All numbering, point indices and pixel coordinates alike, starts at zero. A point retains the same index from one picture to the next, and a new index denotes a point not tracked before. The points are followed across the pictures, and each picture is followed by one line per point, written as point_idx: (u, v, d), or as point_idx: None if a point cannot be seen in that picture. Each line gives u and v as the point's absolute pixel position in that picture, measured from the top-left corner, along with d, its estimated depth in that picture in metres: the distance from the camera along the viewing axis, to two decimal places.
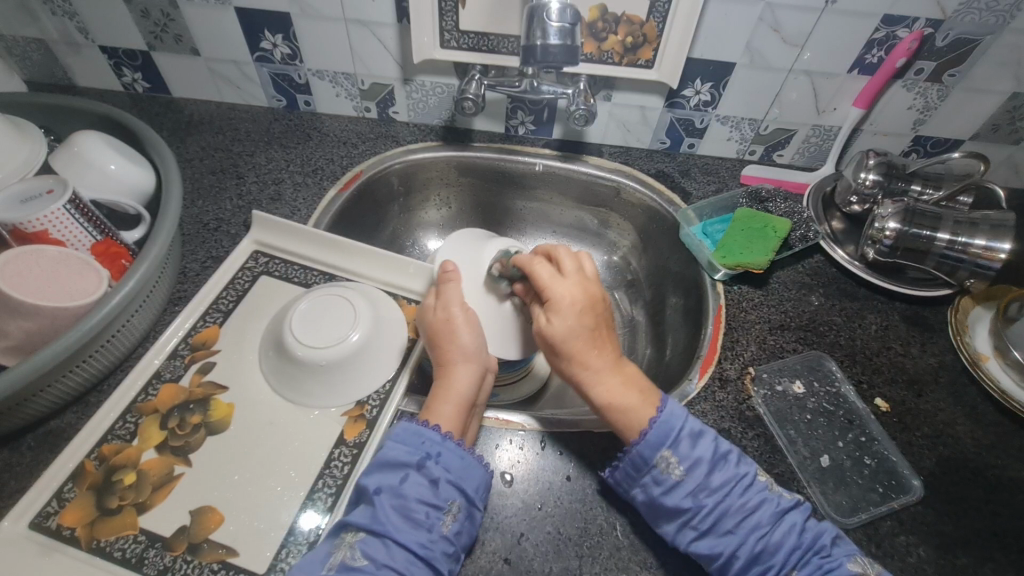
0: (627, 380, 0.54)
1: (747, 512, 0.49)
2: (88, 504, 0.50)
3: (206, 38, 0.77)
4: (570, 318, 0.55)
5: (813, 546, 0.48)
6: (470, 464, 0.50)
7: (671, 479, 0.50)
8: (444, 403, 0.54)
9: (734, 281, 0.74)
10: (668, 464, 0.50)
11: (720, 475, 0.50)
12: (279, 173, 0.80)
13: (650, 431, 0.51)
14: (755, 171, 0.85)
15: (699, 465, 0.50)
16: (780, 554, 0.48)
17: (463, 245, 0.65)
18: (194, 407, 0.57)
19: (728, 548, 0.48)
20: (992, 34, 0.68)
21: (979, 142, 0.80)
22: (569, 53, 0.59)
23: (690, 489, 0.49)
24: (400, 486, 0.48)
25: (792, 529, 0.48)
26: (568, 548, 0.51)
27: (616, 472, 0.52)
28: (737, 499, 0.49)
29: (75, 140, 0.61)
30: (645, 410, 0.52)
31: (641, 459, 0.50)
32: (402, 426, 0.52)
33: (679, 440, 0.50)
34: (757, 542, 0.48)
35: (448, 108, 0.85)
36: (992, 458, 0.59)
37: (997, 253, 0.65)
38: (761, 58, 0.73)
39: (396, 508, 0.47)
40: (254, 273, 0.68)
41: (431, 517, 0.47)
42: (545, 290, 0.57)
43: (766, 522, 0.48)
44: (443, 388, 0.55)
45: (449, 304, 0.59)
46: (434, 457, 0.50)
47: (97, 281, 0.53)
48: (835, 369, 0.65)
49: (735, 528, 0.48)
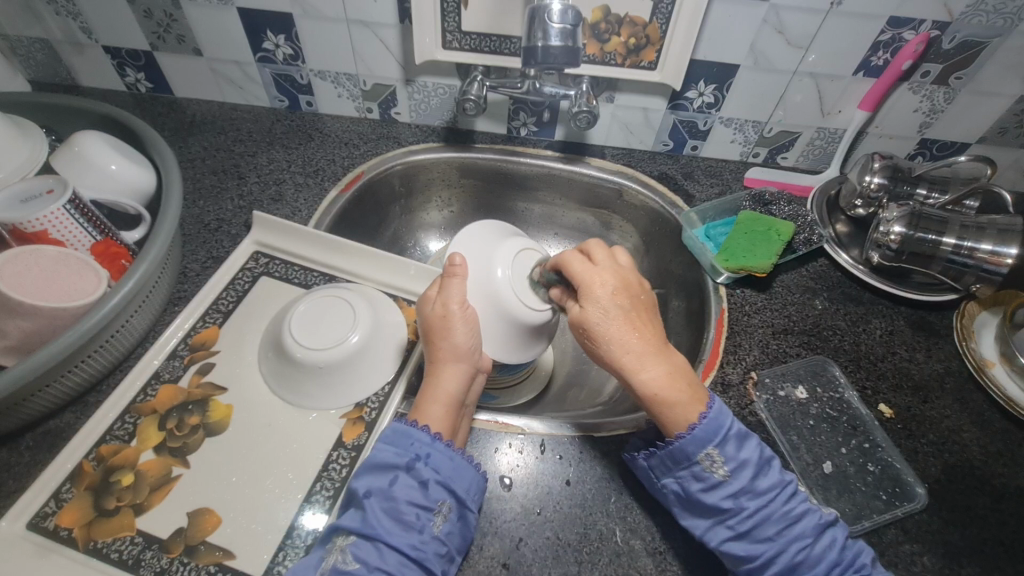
0: (673, 369, 0.51)
1: (790, 520, 0.48)
2: (85, 505, 0.50)
3: (209, 39, 0.77)
4: (604, 302, 0.52)
5: (853, 563, 0.47)
6: (460, 465, 0.50)
7: (713, 477, 0.49)
8: (432, 404, 0.53)
9: (737, 285, 0.73)
10: (712, 463, 0.49)
11: (765, 480, 0.49)
12: (281, 173, 0.80)
13: (698, 427, 0.49)
14: (759, 173, 0.85)
15: (745, 467, 0.48)
16: (819, 566, 0.47)
17: (478, 239, 0.64)
18: (193, 408, 0.57)
19: (765, 553, 0.47)
20: (999, 37, 0.67)
21: (986, 145, 0.80)
22: (570, 54, 0.59)
23: (733, 489, 0.48)
24: (390, 488, 0.48)
25: (832, 544, 0.47)
26: (568, 554, 0.51)
27: (654, 460, 0.51)
28: (781, 506, 0.48)
29: (75, 140, 0.61)
30: (691, 409, 0.49)
31: (683, 453, 0.49)
32: (390, 428, 0.51)
33: (727, 440, 0.49)
34: (796, 552, 0.47)
35: (450, 108, 0.84)
36: (998, 466, 0.59)
37: (1003, 258, 0.64)
38: (766, 59, 0.72)
39: (386, 510, 0.47)
40: (254, 274, 0.68)
41: (421, 518, 0.47)
42: (578, 277, 0.54)
43: (809, 534, 0.48)
44: (433, 387, 0.54)
45: (448, 299, 0.57)
46: (424, 459, 0.49)
47: (96, 281, 0.53)
48: (838, 374, 0.65)
49: (775, 535, 0.48)
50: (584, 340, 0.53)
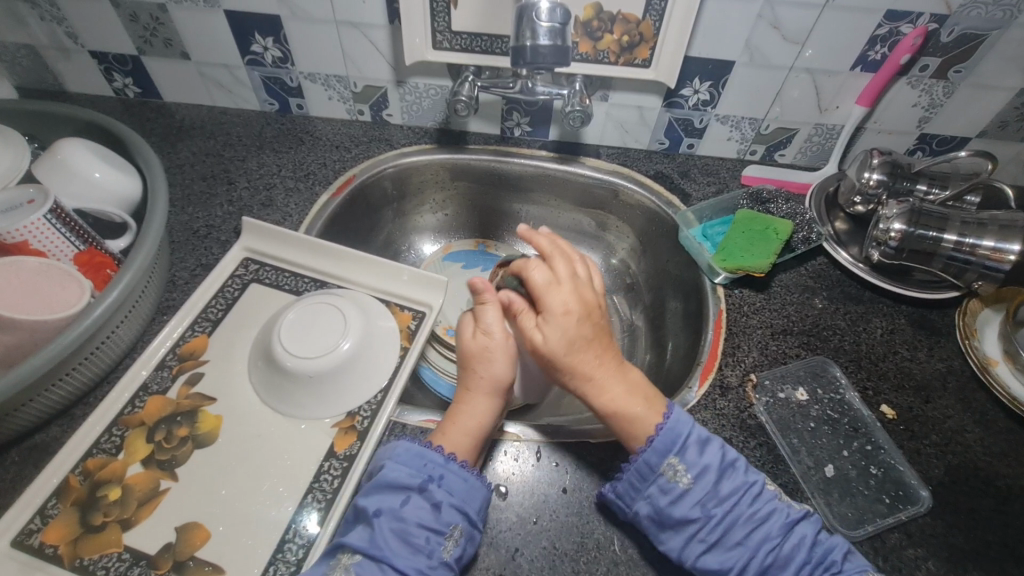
0: (631, 388, 0.54)
1: (756, 522, 0.49)
2: (72, 520, 0.49)
3: (196, 42, 0.76)
4: (564, 325, 0.54)
5: (824, 560, 0.48)
6: (473, 487, 0.49)
7: (678, 487, 0.50)
8: (460, 434, 0.53)
9: (735, 285, 0.72)
10: (675, 472, 0.50)
11: (728, 483, 0.50)
12: (271, 177, 0.79)
13: (658, 437, 0.51)
14: (756, 171, 0.83)
15: (707, 471, 0.50)
16: (789, 568, 0.48)
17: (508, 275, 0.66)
18: (182, 419, 0.56)
19: (738, 562, 0.48)
20: (998, 29, 0.66)
21: (986, 140, 0.78)
22: (559, 54, 0.58)
23: (697, 495, 0.49)
24: (401, 509, 0.48)
25: (801, 541, 0.48)
26: (564, 564, 0.50)
27: (619, 483, 0.51)
28: (747, 509, 0.49)
29: (56, 148, 0.60)
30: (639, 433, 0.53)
31: (649, 466, 0.50)
32: (404, 446, 0.51)
33: (686, 447, 0.51)
34: (765, 555, 0.48)
35: (442, 109, 0.83)
36: (1003, 467, 0.57)
37: (1005, 254, 0.63)
38: (761, 56, 0.71)
39: (396, 532, 0.47)
40: (244, 281, 0.67)
41: (431, 542, 0.47)
42: (541, 298, 0.56)
43: (777, 534, 0.48)
44: (461, 417, 0.55)
45: (490, 329, 0.59)
46: (437, 481, 0.49)
47: (79, 292, 0.52)
48: (838, 375, 0.64)
49: (743, 540, 0.49)
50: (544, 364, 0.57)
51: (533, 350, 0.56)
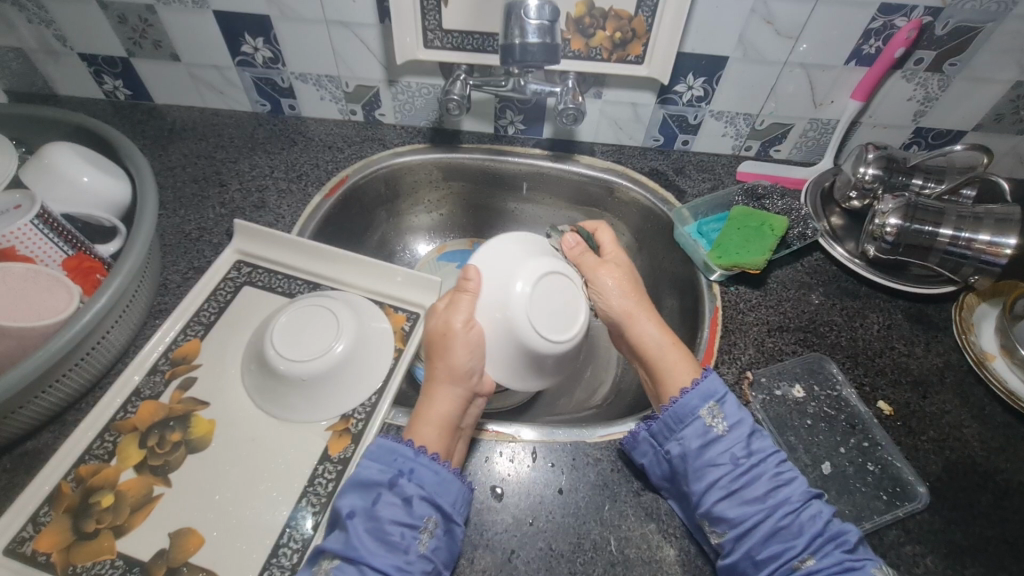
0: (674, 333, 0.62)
1: (778, 483, 0.49)
2: (64, 527, 0.48)
3: (186, 43, 0.75)
4: (629, 268, 0.67)
5: (837, 537, 0.47)
6: (445, 480, 0.49)
7: (713, 432, 0.52)
8: (425, 425, 0.53)
9: (731, 282, 0.72)
10: (714, 417, 0.52)
11: (759, 442, 0.51)
12: (264, 179, 0.78)
13: (702, 381, 0.54)
14: (751, 167, 0.83)
15: (741, 425, 0.52)
16: (802, 535, 0.47)
17: (501, 257, 0.60)
18: (175, 424, 0.55)
19: (753, 517, 0.48)
20: (993, 21, 0.65)
21: (982, 133, 0.78)
22: (550, 51, 0.57)
23: (729, 443, 0.51)
24: (374, 507, 0.47)
25: (817, 515, 0.47)
26: (561, 565, 0.49)
27: (656, 422, 0.53)
28: (772, 468, 0.50)
29: (44, 152, 0.59)
30: (685, 366, 0.57)
31: (688, 407, 0.53)
32: (376, 443, 0.51)
33: (726, 399, 0.53)
34: (780, 518, 0.47)
35: (435, 108, 0.83)
36: (1001, 462, 0.57)
37: (1002, 248, 0.62)
38: (755, 51, 0.70)
39: (371, 531, 0.46)
40: (236, 284, 0.66)
41: (407, 538, 0.46)
42: (610, 250, 0.68)
43: (795, 499, 0.48)
44: (428, 408, 0.54)
45: (453, 316, 0.57)
46: (408, 474, 0.49)
47: (67, 298, 0.52)
48: (835, 371, 0.63)
49: (763, 497, 0.49)
50: (609, 291, 0.64)
51: (598, 278, 0.65)
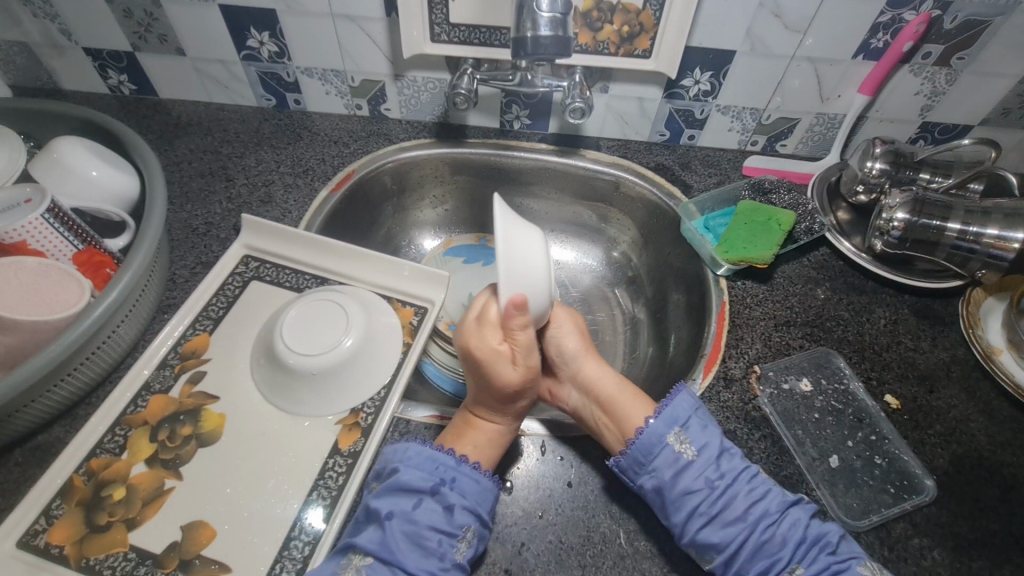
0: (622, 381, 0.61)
1: (754, 498, 0.49)
2: (77, 520, 0.48)
3: (192, 37, 0.75)
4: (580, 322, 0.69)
5: (819, 540, 0.47)
6: (485, 489, 0.50)
7: (683, 458, 0.51)
8: (500, 451, 0.53)
9: (737, 277, 0.72)
10: (681, 444, 0.52)
11: (729, 462, 0.51)
12: (270, 174, 0.78)
13: (664, 411, 0.54)
14: (758, 161, 0.83)
15: (709, 447, 0.51)
16: (786, 547, 0.47)
17: (525, 254, 0.51)
18: (185, 418, 0.55)
19: (735, 538, 0.48)
20: (1002, 15, 0.65)
21: (989, 128, 0.78)
22: (560, 45, 0.57)
23: (701, 468, 0.51)
24: (413, 512, 0.48)
25: (797, 522, 0.48)
26: (571, 558, 0.50)
27: (625, 461, 0.52)
28: (745, 486, 0.50)
29: (52, 145, 0.59)
30: (643, 403, 0.57)
31: (655, 437, 0.52)
32: (416, 450, 0.52)
33: (690, 423, 0.53)
34: (762, 532, 0.48)
35: (441, 103, 0.82)
36: (1007, 456, 0.57)
37: (1009, 243, 0.62)
38: (763, 45, 0.70)
39: (407, 534, 0.47)
40: (244, 278, 0.66)
41: (443, 544, 0.47)
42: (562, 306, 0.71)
43: (774, 511, 0.48)
44: (500, 436, 0.54)
45: (533, 355, 0.55)
46: (450, 483, 0.50)
47: (79, 292, 0.52)
48: (842, 366, 0.63)
49: (743, 514, 0.49)
50: (565, 334, 0.64)
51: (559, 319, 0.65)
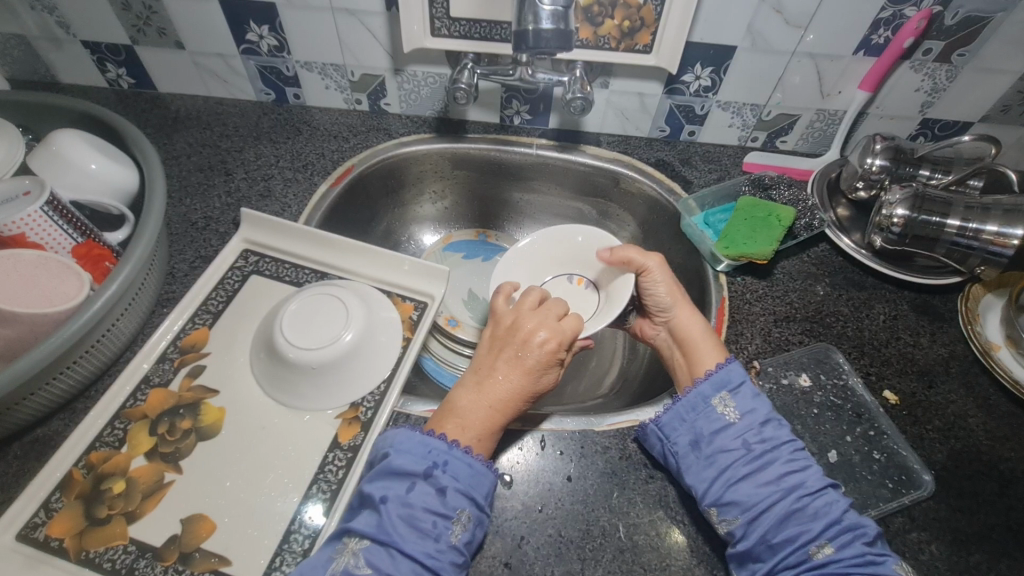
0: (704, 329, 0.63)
1: (792, 468, 0.50)
2: (76, 514, 0.48)
3: (190, 30, 0.75)
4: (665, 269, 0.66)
5: (856, 529, 0.47)
6: (479, 473, 0.49)
7: (725, 419, 0.53)
8: (489, 439, 0.52)
9: (737, 273, 0.72)
10: (725, 406, 0.53)
11: (773, 430, 0.52)
12: (269, 168, 0.78)
13: (715, 373, 0.55)
14: (758, 157, 0.83)
15: (754, 413, 0.53)
16: (818, 520, 0.47)
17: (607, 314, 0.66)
18: (184, 411, 0.55)
19: (763, 501, 0.48)
20: (1003, 12, 0.65)
21: (989, 124, 0.78)
22: (562, 38, 0.57)
23: (741, 430, 0.52)
24: (406, 495, 0.47)
25: (832, 503, 0.48)
26: (570, 551, 0.50)
27: (668, 412, 0.54)
28: (785, 454, 0.50)
29: (52, 139, 0.59)
30: (717, 350, 0.59)
31: (701, 396, 0.54)
32: (405, 434, 0.50)
33: (739, 390, 0.54)
34: (793, 500, 0.48)
35: (441, 98, 0.82)
36: (1005, 451, 0.58)
37: (1008, 239, 0.62)
38: (764, 40, 0.70)
39: (403, 518, 0.46)
40: (243, 273, 0.66)
41: (439, 526, 0.46)
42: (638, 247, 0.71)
43: (810, 484, 0.49)
44: (498, 420, 0.53)
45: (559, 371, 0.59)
46: (442, 466, 0.48)
47: (78, 285, 0.52)
48: (842, 361, 0.64)
49: (776, 481, 0.49)
50: (655, 284, 0.64)
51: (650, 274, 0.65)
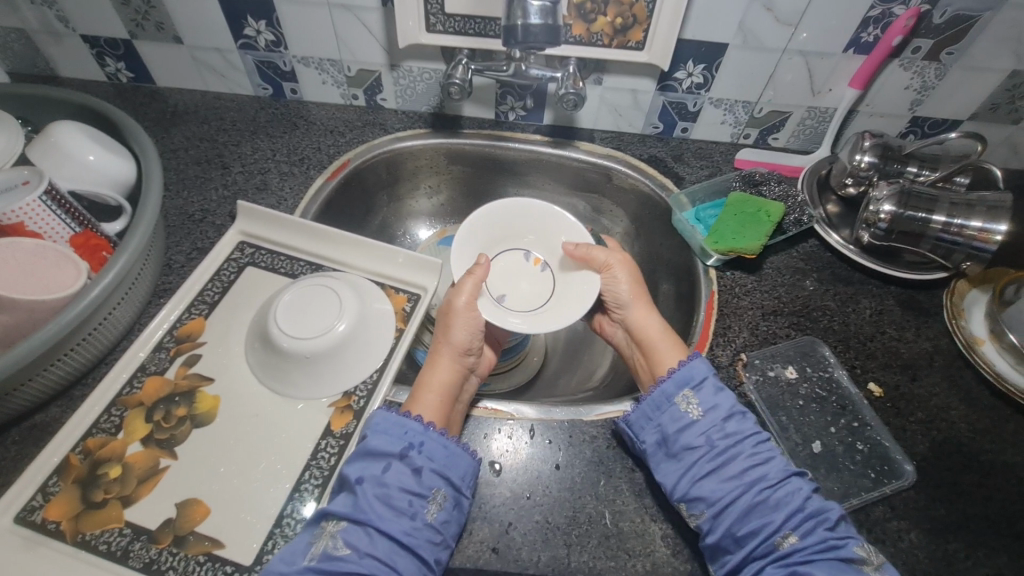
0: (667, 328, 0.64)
1: (756, 461, 0.50)
2: (72, 498, 0.49)
3: (188, 25, 0.75)
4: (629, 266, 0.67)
5: (818, 516, 0.48)
6: (454, 454, 0.50)
7: (688, 417, 0.53)
8: (427, 394, 0.55)
9: (726, 268, 0.73)
10: (687, 404, 0.54)
11: (735, 424, 0.53)
12: (265, 162, 0.79)
13: (676, 371, 0.55)
14: (749, 155, 0.84)
15: (718, 409, 0.53)
16: (781, 510, 0.48)
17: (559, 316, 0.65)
18: (179, 399, 0.56)
19: (727, 496, 0.49)
20: (990, 10, 0.66)
21: (977, 122, 0.79)
22: (551, 33, 0.58)
23: (705, 427, 0.52)
24: (382, 475, 0.48)
25: (795, 492, 0.49)
26: (556, 537, 0.51)
27: (635, 411, 0.55)
28: (748, 449, 0.51)
29: (50, 129, 0.60)
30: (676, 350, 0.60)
31: (664, 395, 0.54)
32: (381, 416, 0.51)
33: (702, 386, 0.54)
34: (756, 493, 0.49)
35: (436, 93, 0.83)
36: (985, 443, 0.59)
37: (992, 234, 0.64)
38: (755, 38, 0.71)
39: (378, 497, 0.47)
40: (239, 264, 0.67)
41: (414, 505, 0.47)
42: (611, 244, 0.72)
43: (772, 476, 0.49)
44: (427, 376, 0.58)
45: (459, 293, 0.62)
46: (417, 447, 0.49)
47: (75, 274, 0.53)
48: (827, 354, 0.65)
49: (740, 475, 0.50)
50: (616, 281, 0.65)
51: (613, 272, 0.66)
